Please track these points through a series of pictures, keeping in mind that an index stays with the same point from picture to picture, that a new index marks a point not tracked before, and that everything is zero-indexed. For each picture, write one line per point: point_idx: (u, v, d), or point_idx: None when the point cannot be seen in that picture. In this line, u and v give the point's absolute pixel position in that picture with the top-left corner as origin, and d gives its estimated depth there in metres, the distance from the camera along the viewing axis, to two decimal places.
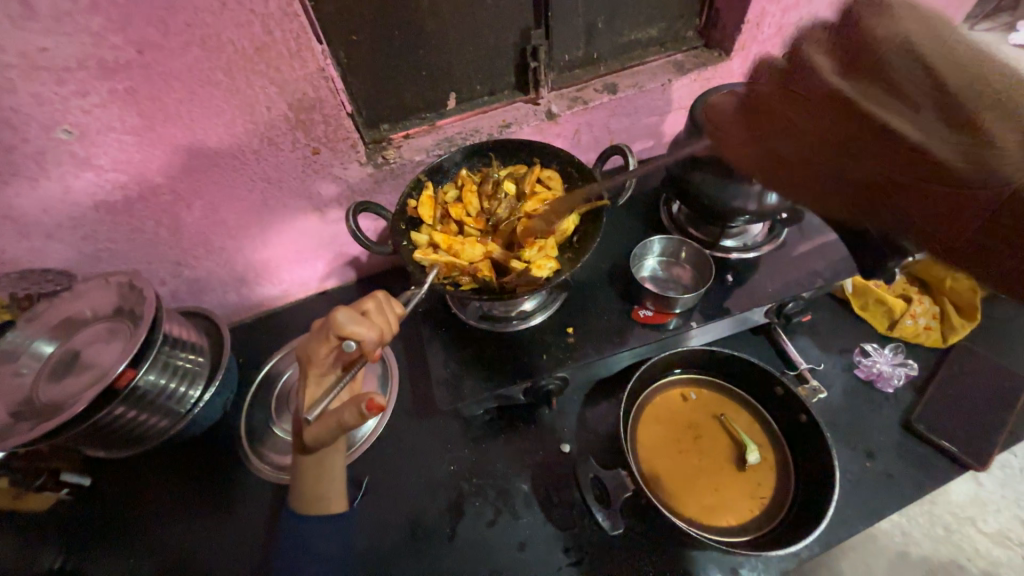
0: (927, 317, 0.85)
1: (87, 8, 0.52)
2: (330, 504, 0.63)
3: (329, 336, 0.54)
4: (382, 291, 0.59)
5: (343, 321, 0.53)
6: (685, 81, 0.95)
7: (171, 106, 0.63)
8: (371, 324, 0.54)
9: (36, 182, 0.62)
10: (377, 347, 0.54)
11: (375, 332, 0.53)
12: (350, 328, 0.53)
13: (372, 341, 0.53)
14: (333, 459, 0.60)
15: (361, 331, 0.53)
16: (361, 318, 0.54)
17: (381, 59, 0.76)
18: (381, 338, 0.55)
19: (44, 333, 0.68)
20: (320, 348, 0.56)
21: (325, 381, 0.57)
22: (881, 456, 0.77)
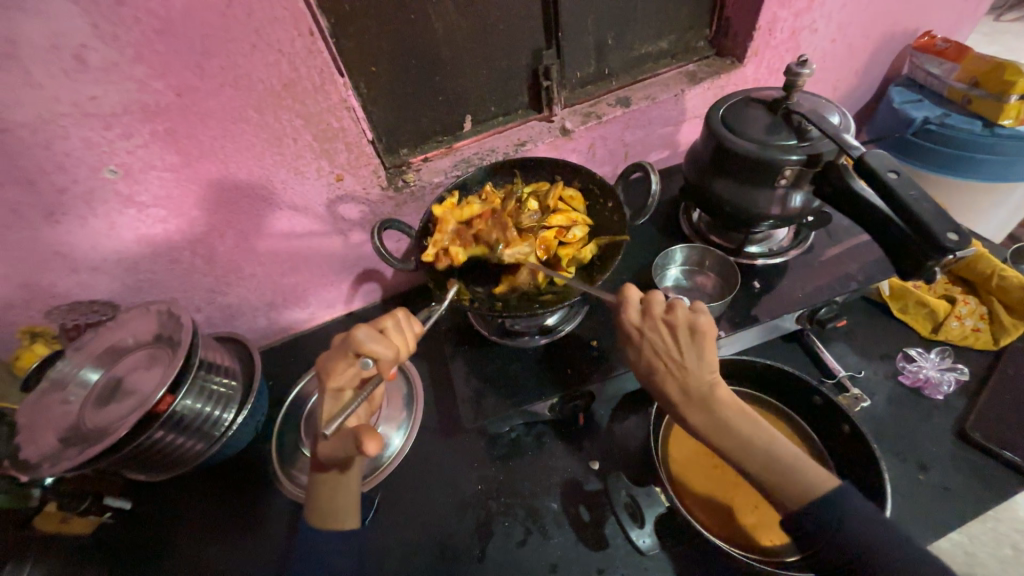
0: (974, 319, 0.82)
1: (132, 58, 0.56)
2: (342, 521, 0.61)
3: (349, 352, 0.55)
4: (401, 309, 0.60)
5: (363, 338, 0.53)
6: (698, 90, 0.95)
7: (206, 143, 0.66)
8: (389, 343, 0.55)
9: (85, 220, 0.66)
10: (395, 365, 0.55)
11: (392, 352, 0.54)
12: (369, 346, 0.53)
13: (389, 360, 0.54)
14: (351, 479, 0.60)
15: (380, 349, 0.53)
16: (379, 336, 0.54)
17: (399, 88, 0.79)
18: (397, 357, 0.55)
19: (90, 361, 0.71)
20: (340, 364, 0.56)
21: (342, 397, 0.58)
22: (933, 468, 0.72)
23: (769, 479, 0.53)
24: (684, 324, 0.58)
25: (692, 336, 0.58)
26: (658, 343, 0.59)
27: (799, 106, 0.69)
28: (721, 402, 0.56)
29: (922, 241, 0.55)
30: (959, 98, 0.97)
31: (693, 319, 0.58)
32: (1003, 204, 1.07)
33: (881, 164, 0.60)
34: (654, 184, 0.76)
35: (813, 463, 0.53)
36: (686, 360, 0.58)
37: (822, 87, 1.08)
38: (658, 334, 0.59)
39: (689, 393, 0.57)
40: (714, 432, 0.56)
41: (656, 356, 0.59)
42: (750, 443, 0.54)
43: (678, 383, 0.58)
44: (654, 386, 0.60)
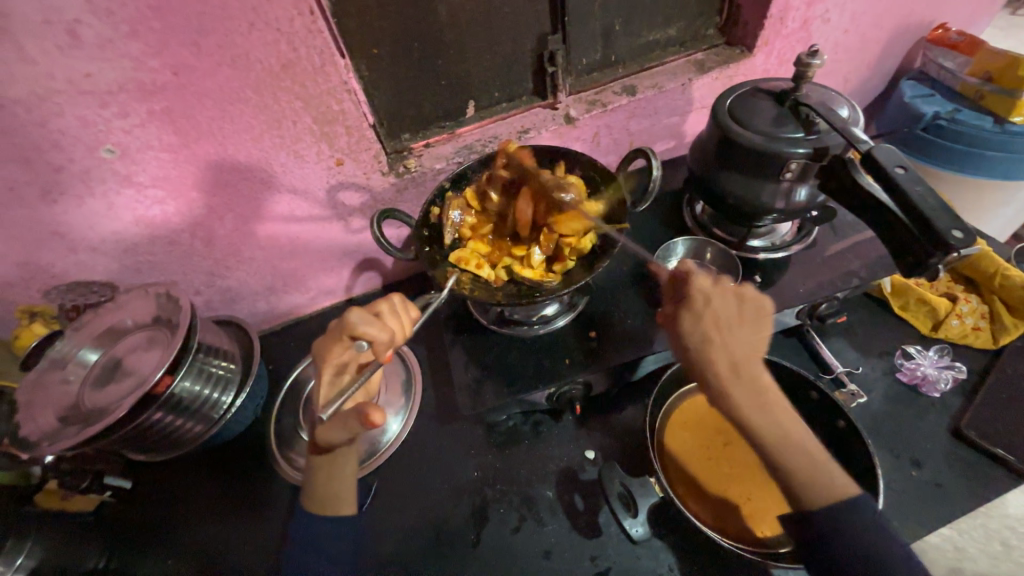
0: (975, 317, 0.82)
1: (127, 35, 0.55)
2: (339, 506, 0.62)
3: (343, 336, 0.55)
4: (397, 295, 0.60)
5: (356, 321, 0.53)
6: (706, 80, 0.93)
7: (204, 124, 0.65)
8: (384, 325, 0.55)
9: (83, 199, 0.66)
10: (388, 348, 0.54)
11: (387, 334, 0.53)
12: (362, 329, 0.53)
13: (384, 342, 0.53)
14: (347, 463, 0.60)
15: (373, 332, 0.53)
16: (373, 320, 0.54)
17: (401, 71, 0.77)
18: (392, 340, 0.55)
19: (88, 342, 0.71)
20: (335, 348, 0.56)
21: (340, 382, 0.58)
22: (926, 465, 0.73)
23: (800, 470, 0.51)
24: (749, 303, 0.58)
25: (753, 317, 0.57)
26: (720, 312, 0.57)
27: (807, 98, 0.68)
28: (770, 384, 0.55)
29: (927, 238, 0.55)
30: (971, 93, 0.96)
31: (759, 301, 0.58)
32: (1010, 202, 1.06)
33: (888, 159, 0.58)
34: (656, 171, 0.74)
35: (840, 466, 0.53)
36: (744, 334, 0.56)
37: (832, 79, 1.06)
38: (722, 306, 0.57)
39: (738, 368, 0.54)
40: (755, 409, 0.53)
41: (713, 327, 0.56)
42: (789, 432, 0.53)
43: (729, 355, 0.55)
44: (700, 358, 0.56)
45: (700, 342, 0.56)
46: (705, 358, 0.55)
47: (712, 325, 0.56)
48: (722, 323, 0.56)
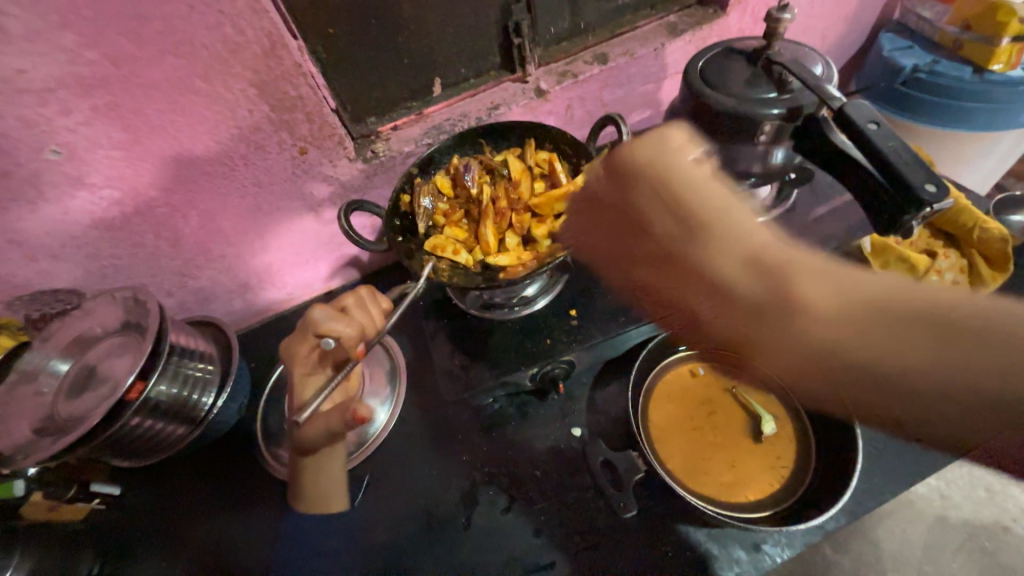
0: (954, 273, 0.81)
1: (57, 25, 0.52)
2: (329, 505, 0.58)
3: (309, 335, 0.56)
4: (364, 288, 0.60)
5: (321, 318, 0.54)
6: (679, 43, 0.91)
7: (154, 117, 0.62)
8: (352, 321, 0.56)
9: (35, 205, 0.63)
10: (357, 342, 0.55)
11: (353, 329, 0.54)
12: (327, 325, 0.54)
13: (353, 338, 0.54)
14: (331, 461, 0.58)
15: (339, 328, 0.54)
16: (337, 316, 0.55)
17: (360, 51, 0.74)
18: (362, 335, 0.56)
19: (57, 352, 0.69)
20: (301, 348, 0.57)
21: (313, 382, 0.57)
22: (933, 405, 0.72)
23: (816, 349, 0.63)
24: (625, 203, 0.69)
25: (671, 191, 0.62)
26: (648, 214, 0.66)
27: (780, 56, 0.65)
28: (775, 265, 0.59)
29: (900, 193, 0.54)
30: (950, 43, 0.93)
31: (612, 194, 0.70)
32: (988, 155, 1.06)
33: (861, 115, 0.57)
34: (627, 138, 0.73)
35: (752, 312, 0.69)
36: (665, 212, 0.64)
37: (809, 35, 1.03)
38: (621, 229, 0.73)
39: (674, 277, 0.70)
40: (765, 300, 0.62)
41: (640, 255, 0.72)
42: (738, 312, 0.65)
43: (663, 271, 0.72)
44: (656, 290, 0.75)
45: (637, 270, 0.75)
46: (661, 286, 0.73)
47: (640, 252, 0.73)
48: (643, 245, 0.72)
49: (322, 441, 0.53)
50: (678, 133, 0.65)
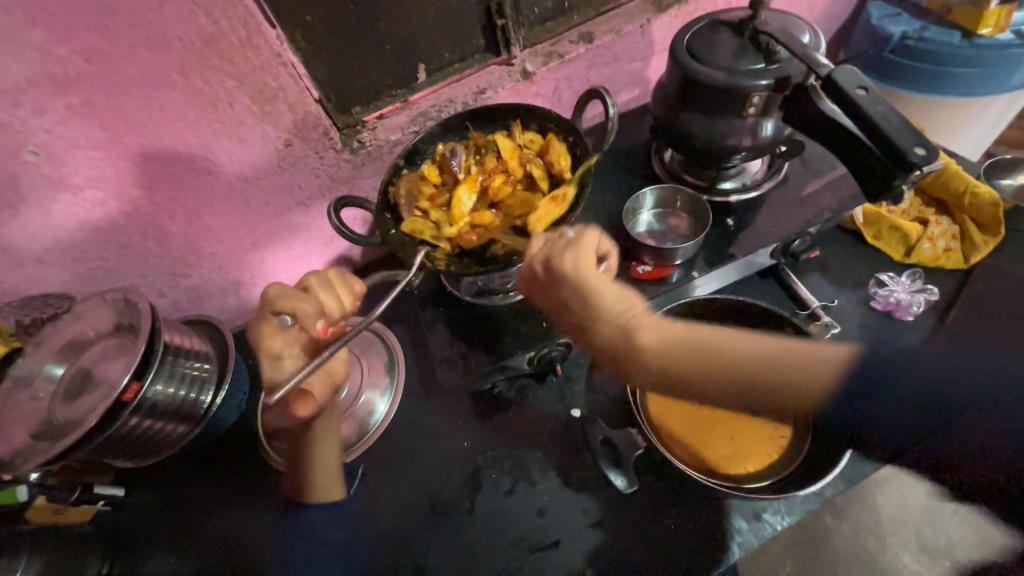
0: (947, 239, 0.82)
1: (25, 21, 0.51)
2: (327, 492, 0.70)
3: (268, 314, 0.59)
4: (332, 269, 0.63)
5: (277, 297, 0.57)
6: (665, 19, 0.89)
7: (132, 114, 0.61)
8: (310, 299, 0.58)
9: (17, 209, 0.62)
10: (312, 318, 0.57)
11: (309, 305, 0.57)
12: (283, 302, 0.57)
13: (309, 315, 0.57)
14: (319, 447, 0.67)
15: (293, 304, 0.57)
16: (295, 294, 0.58)
17: (339, 38, 0.72)
18: (320, 312, 0.58)
19: (50, 357, 0.69)
20: (263, 327, 0.59)
21: (279, 365, 0.58)
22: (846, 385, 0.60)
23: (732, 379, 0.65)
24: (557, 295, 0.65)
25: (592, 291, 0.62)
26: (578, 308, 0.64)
27: (766, 25, 0.64)
28: (631, 332, 0.61)
29: (889, 159, 0.54)
30: (938, 8, 0.91)
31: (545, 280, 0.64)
32: (979, 121, 1.06)
33: (850, 82, 0.57)
34: (612, 112, 0.73)
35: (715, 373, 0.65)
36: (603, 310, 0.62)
37: (797, 6, 1.02)
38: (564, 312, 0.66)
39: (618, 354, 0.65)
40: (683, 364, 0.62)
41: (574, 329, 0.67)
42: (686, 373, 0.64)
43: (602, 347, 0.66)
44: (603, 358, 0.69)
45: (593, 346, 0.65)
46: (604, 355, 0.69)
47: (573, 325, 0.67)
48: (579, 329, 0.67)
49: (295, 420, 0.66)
50: (593, 237, 0.66)
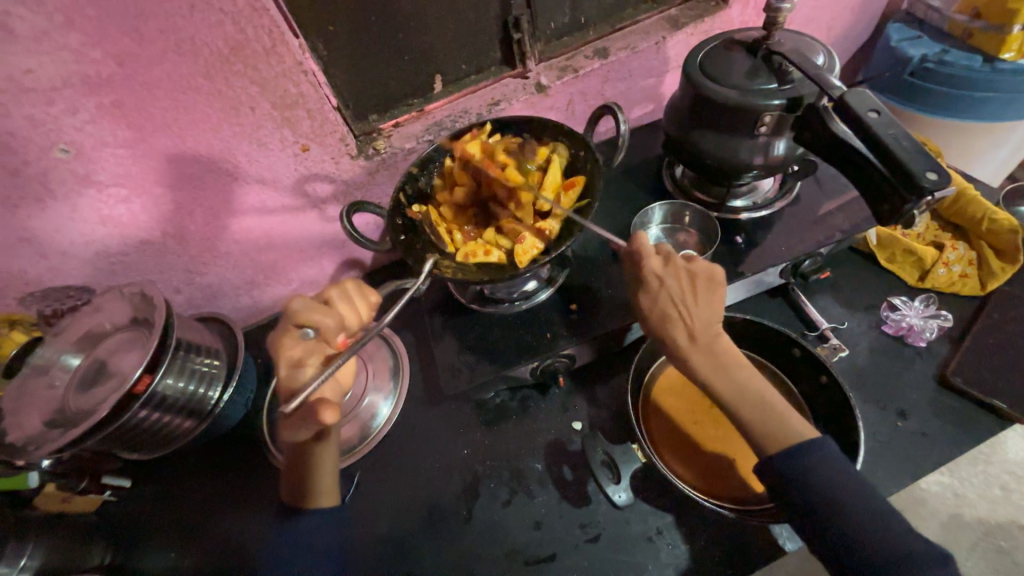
0: (963, 265, 0.81)
1: (63, 25, 0.53)
2: (318, 499, 0.64)
3: (289, 325, 0.57)
4: (351, 279, 0.61)
5: (300, 309, 0.56)
6: (680, 36, 0.90)
7: (158, 116, 0.64)
8: (332, 313, 0.57)
9: (45, 203, 0.65)
10: (337, 334, 0.57)
11: (332, 319, 0.56)
12: (306, 316, 0.55)
13: (331, 329, 0.56)
14: (327, 454, 0.64)
15: (318, 319, 0.55)
16: (318, 308, 0.56)
17: (360, 48, 0.74)
18: (342, 326, 0.57)
19: (69, 347, 0.71)
20: (285, 339, 0.57)
21: (297, 373, 0.55)
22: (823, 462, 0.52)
23: (769, 423, 0.55)
24: (698, 275, 0.61)
25: (706, 299, 0.60)
26: (677, 291, 0.60)
27: (780, 46, 0.65)
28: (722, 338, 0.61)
29: (902, 182, 0.53)
30: (959, 31, 0.91)
31: (710, 270, 0.61)
32: (1002, 146, 1.04)
33: (862, 104, 0.56)
34: (625, 128, 0.73)
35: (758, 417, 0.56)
36: (704, 310, 0.60)
37: (815, 27, 1.02)
38: (679, 282, 0.61)
39: (698, 338, 0.60)
40: (729, 378, 0.58)
41: (671, 300, 0.60)
42: (740, 379, 0.58)
43: (687, 328, 0.60)
44: (665, 332, 0.61)
45: (660, 322, 0.61)
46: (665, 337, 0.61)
47: (671, 299, 0.60)
48: (670, 310, 0.60)
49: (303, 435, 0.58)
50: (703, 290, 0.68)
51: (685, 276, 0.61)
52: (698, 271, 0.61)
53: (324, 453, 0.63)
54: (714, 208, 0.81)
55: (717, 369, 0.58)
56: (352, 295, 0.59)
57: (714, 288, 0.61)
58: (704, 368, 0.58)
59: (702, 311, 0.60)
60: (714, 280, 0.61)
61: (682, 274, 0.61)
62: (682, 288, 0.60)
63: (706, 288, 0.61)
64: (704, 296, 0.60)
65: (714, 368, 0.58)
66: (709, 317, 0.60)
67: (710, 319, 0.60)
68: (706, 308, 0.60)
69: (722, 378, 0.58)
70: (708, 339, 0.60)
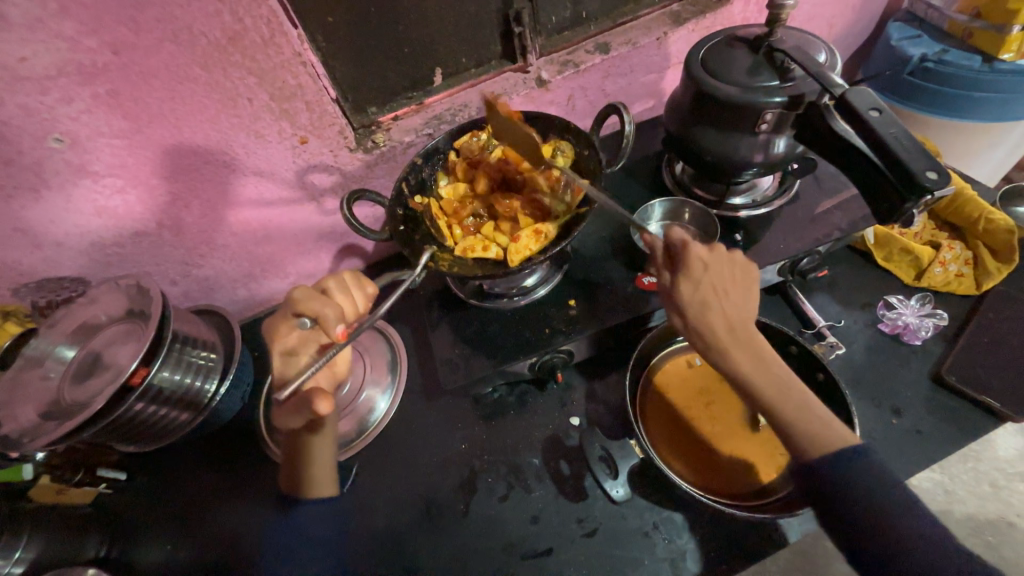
0: (959, 264, 0.82)
1: (57, 12, 0.53)
2: (316, 488, 0.61)
3: (288, 315, 0.56)
4: (349, 270, 0.61)
5: (299, 298, 0.55)
6: (682, 32, 0.90)
7: (153, 106, 0.63)
8: (331, 302, 0.55)
9: (39, 193, 0.64)
10: (336, 323, 0.54)
11: (331, 308, 0.54)
12: (305, 305, 0.54)
13: (330, 317, 0.54)
14: (322, 446, 0.60)
15: (317, 308, 0.54)
16: (317, 296, 0.55)
17: (359, 40, 0.73)
18: (341, 316, 0.55)
19: (63, 339, 0.70)
20: (282, 327, 0.56)
21: (294, 362, 0.56)
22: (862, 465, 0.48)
23: (810, 423, 0.51)
24: (738, 264, 0.59)
25: (744, 290, 0.57)
26: (716, 279, 0.57)
27: (782, 43, 0.65)
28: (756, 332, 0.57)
29: (901, 182, 0.54)
30: (959, 31, 0.91)
31: (748, 263, 0.60)
32: (999, 146, 1.04)
33: (862, 103, 0.56)
34: (630, 129, 0.72)
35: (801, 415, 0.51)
36: (742, 301, 0.57)
37: (816, 25, 1.02)
38: (721, 269, 0.57)
39: (736, 329, 0.55)
40: (769, 373, 0.53)
41: (711, 287, 0.56)
42: (779, 375, 0.53)
43: (725, 318, 0.55)
44: (703, 321, 0.55)
45: (701, 311, 0.55)
46: (703, 327, 0.55)
47: (711, 285, 0.56)
48: (709, 297, 0.56)
49: (298, 424, 0.56)
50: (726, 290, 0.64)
51: (727, 264, 0.58)
52: (738, 260, 0.59)
53: (319, 444, 0.60)
54: (714, 205, 0.81)
55: (757, 362, 0.54)
56: (349, 285, 0.59)
57: (749, 278, 0.59)
58: (745, 361, 0.54)
59: (740, 300, 0.56)
60: (751, 271, 0.59)
61: (722, 261, 0.58)
62: (722, 276, 0.57)
63: (745, 278, 0.58)
64: (742, 286, 0.58)
65: (754, 361, 0.54)
66: (745, 307, 0.56)
67: (746, 311, 0.57)
68: (743, 298, 0.57)
69: (764, 373, 0.53)
70: (744, 330, 0.55)
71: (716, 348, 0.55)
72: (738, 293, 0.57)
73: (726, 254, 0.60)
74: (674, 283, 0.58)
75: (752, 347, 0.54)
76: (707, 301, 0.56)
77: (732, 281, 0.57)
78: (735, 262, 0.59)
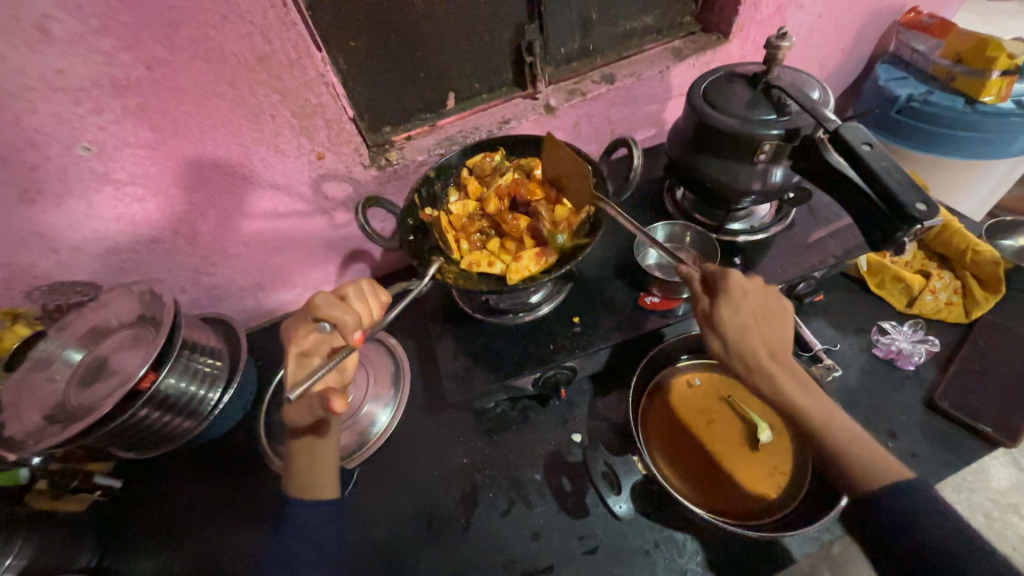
0: (949, 293, 0.84)
1: (98, 29, 0.55)
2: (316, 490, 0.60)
3: (307, 318, 0.57)
4: (366, 279, 0.62)
5: (321, 304, 0.55)
6: (683, 67, 0.95)
7: (180, 119, 0.66)
8: (351, 309, 0.56)
9: (62, 199, 0.66)
10: (355, 330, 0.55)
11: (350, 315, 0.55)
12: (326, 310, 0.55)
13: (349, 324, 0.55)
14: (325, 446, 0.60)
15: (337, 314, 0.55)
16: (338, 303, 0.56)
17: (378, 63, 0.77)
18: (360, 323, 0.56)
19: (72, 342, 0.71)
20: (300, 329, 0.57)
21: (308, 364, 0.58)
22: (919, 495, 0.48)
23: (862, 454, 0.51)
24: (774, 297, 0.59)
25: (777, 319, 0.58)
26: (755, 307, 0.57)
27: (779, 80, 0.69)
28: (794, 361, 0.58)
29: (893, 212, 0.57)
30: (942, 75, 0.96)
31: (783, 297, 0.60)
32: (983, 182, 1.09)
33: (855, 137, 0.60)
34: (636, 158, 0.75)
35: (854, 448, 0.52)
36: (778, 331, 0.58)
37: (809, 64, 1.07)
38: (758, 299, 0.58)
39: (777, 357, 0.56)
40: (812, 401, 0.54)
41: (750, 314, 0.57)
42: (822, 405, 0.54)
43: (764, 344, 0.56)
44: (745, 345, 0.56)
45: (742, 337, 0.56)
46: (745, 351, 0.56)
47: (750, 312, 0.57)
48: (750, 322, 0.57)
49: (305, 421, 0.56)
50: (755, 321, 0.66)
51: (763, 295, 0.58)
52: (773, 293, 0.59)
53: (321, 444, 0.59)
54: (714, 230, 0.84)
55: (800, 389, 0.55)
56: (365, 293, 0.60)
57: (784, 311, 0.59)
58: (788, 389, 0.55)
59: (777, 328, 0.57)
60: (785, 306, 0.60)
61: (758, 291, 0.58)
62: (759, 305, 0.57)
63: (780, 311, 0.58)
64: (777, 318, 0.58)
65: (796, 389, 0.55)
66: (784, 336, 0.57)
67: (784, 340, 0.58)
68: (781, 326, 0.58)
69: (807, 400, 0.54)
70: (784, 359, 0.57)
71: (757, 373, 0.55)
72: (775, 323, 0.58)
73: (764, 286, 0.60)
74: (714, 308, 0.57)
75: (792, 375, 0.55)
76: (747, 326, 0.56)
77: (768, 312, 0.58)
78: (770, 294, 0.59)
